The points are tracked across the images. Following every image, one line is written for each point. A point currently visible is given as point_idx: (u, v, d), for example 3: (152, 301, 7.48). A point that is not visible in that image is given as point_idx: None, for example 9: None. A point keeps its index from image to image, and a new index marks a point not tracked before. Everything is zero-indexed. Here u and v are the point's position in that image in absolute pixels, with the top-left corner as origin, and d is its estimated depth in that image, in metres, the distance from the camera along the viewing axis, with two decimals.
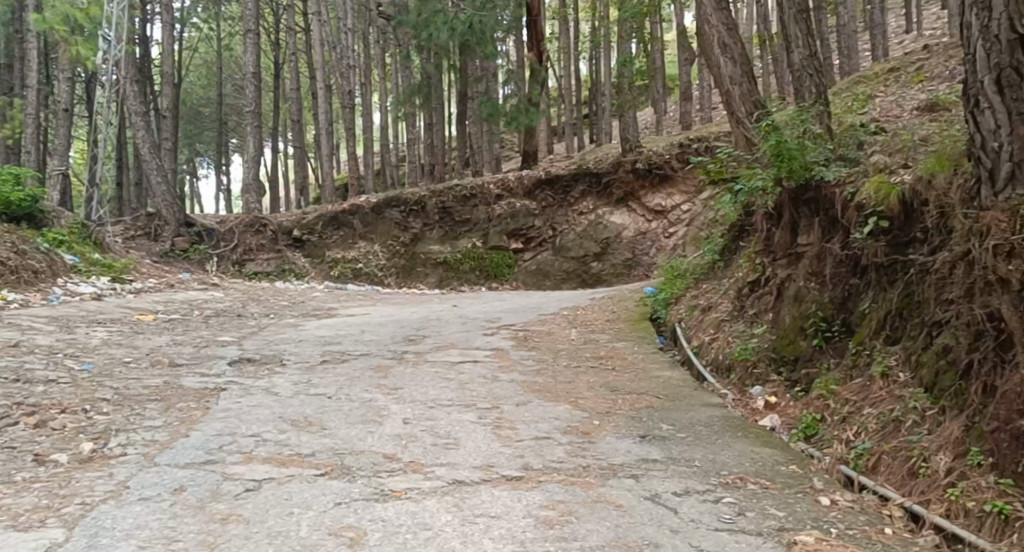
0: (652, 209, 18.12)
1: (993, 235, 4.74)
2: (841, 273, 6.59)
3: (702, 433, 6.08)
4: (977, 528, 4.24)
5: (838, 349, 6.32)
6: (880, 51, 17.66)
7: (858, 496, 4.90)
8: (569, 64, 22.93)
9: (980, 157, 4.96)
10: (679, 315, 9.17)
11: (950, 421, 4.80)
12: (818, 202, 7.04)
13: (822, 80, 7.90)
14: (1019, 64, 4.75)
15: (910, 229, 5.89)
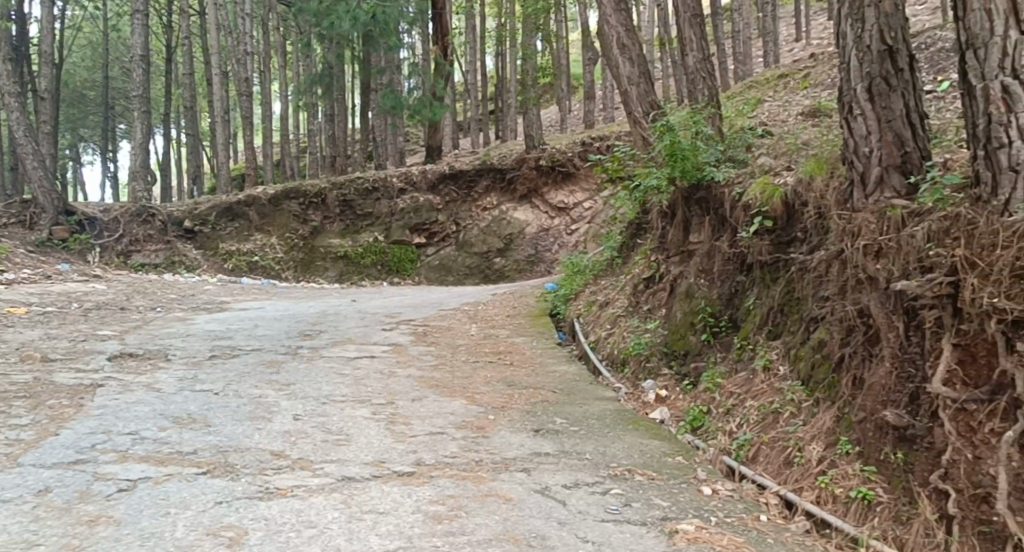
0: (556, 206, 18.41)
1: (862, 235, 4.95)
2: (729, 269, 6.85)
3: (594, 427, 6.19)
4: (843, 513, 4.46)
5: (725, 343, 6.57)
6: (772, 58, 18.36)
7: (738, 484, 5.11)
8: (475, 58, 22.89)
9: (852, 161, 5.20)
10: (577, 311, 9.33)
11: (823, 412, 5.08)
12: (708, 201, 7.27)
13: (714, 83, 8.14)
14: (887, 74, 5.04)
15: (791, 228, 6.16)
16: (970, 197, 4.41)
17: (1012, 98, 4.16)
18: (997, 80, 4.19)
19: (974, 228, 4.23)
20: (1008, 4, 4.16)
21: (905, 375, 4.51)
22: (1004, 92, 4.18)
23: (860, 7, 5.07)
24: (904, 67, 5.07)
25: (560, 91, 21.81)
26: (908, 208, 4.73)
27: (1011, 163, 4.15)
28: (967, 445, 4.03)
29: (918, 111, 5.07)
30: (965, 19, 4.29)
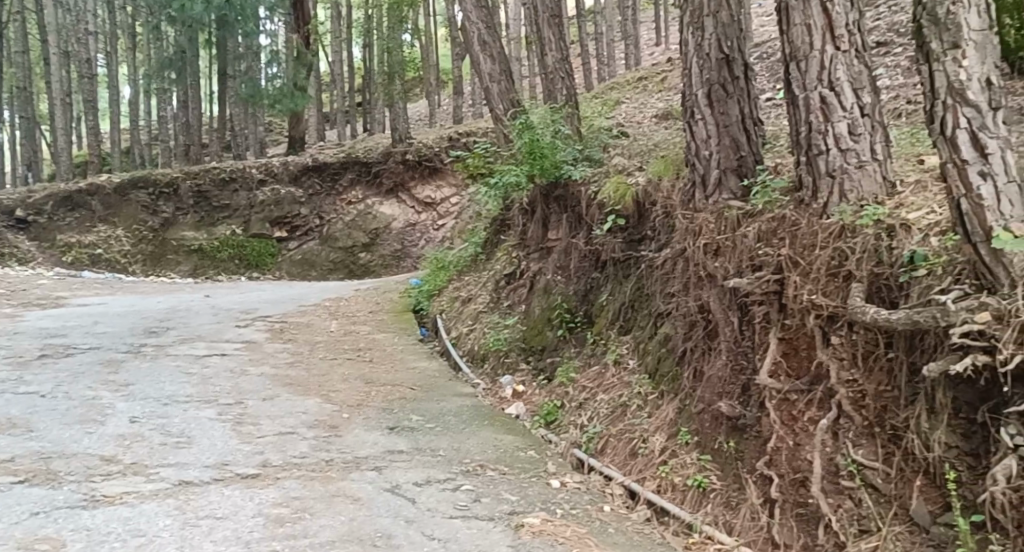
0: (423, 201, 18.31)
1: (703, 234, 5.18)
2: (584, 267, 7.01)
3: (450, 423, 6.19)
4: (681, 501, 4.69)
5: (579, 339, 6.74)
6: (632, 61, 18.95)
7: (586, 476, 5.27)
8: (341, 49, 22.43)
9: (694, 163, 5.44)
10: (440, 307, 9.33)
11: (666, 404, 5.32)
12: (566, 200, 7.40)
13: (573, 84, 8.34)
14: (724, 81, 5.38)
15: (642, 227, 6.35)
16: (794, 200, 4.69)
17: (828, 107, 4.45)
18: (816, 91, 4.48)
19: (797, 229, 4.50)
20: (825, 20, 4.45)
21: (738, 367, 4.76)
22: (822, 101, 4.47)
23: (701, 17, 5.43)
24: (740, 75, 5.41)
25: (427, 85, 21.69)
26: (743, 209, 4.99)
27: (828, 168, 4.44)
28: (789, 433, 4.30)
29: (752, 117, 5.39)
30: (788, 32, 4.57)
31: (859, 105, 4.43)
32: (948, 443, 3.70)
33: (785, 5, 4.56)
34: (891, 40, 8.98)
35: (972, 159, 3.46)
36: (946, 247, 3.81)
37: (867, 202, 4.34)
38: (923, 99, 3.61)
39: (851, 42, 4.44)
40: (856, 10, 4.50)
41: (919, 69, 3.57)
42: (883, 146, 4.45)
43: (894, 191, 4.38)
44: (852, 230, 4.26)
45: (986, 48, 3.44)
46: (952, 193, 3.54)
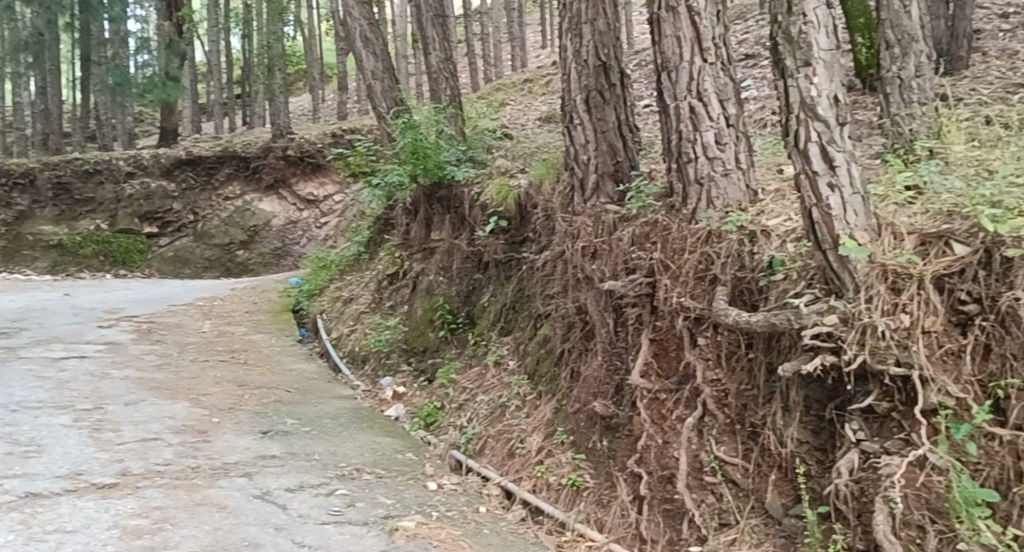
0: (304, 198, 17.89)
1: (580, 238, 5.28)
2: (467, 268, 7.02)
3: (327, 426, 6.06)
4: (555, 500, 4.79)
5: (461, 340, 6.74)
6: (518, 62, 19.11)
7: (464, 478, 5.30)
8: (219, 38, 21.61)
9: (573, 168, 5.55)
10: (321, 307, 9.13)
11: (544, 405, 5.43)
12: (449, 200, 7.38)
13: (457, 84, 8.36)
14: (602, 87, 5.51)
15: (524, 229, 6.41)
16: (665, 205, 4.85)
17: (697, 117, 4.62)
18: (685, 101, 4.64)
19: (668, 234, 4.65)
20: (693, 33, 4.61)
21: (613, 367, 4.90)
22: (691, 111, 4.63)
23: (579, 24, 5.54)
24: (616, 82, 5.55)
25: (311, 80, 21.17)
26: (618, 214, 5.12)
27: (697, 175, 4.61)
28: (658, 431, 4.44)
29: (629, 124, 5.54)
30: (660, 43, 4.72)
31: (725, 116, 4.62)
32: (800, 438, 3.93)
33: (657, 16, 4.71)
34: (759, 53, 9.45)
35: (822, 170, 3.66)
36: (801, 252, 4.02)
37: (731, 208, 4.53)
38: (779, 112, 3.79)
39: (717, 55, 4.63)
40: (722, 24, 4.68)
41: (775, 84, 3.75)
42: (747, 156, 4.65)
43: (756, 199, 4.58)
44: (717, 236, 4.44)
45: (833, 66, 3.64)
46: (804, 202, 3.73)
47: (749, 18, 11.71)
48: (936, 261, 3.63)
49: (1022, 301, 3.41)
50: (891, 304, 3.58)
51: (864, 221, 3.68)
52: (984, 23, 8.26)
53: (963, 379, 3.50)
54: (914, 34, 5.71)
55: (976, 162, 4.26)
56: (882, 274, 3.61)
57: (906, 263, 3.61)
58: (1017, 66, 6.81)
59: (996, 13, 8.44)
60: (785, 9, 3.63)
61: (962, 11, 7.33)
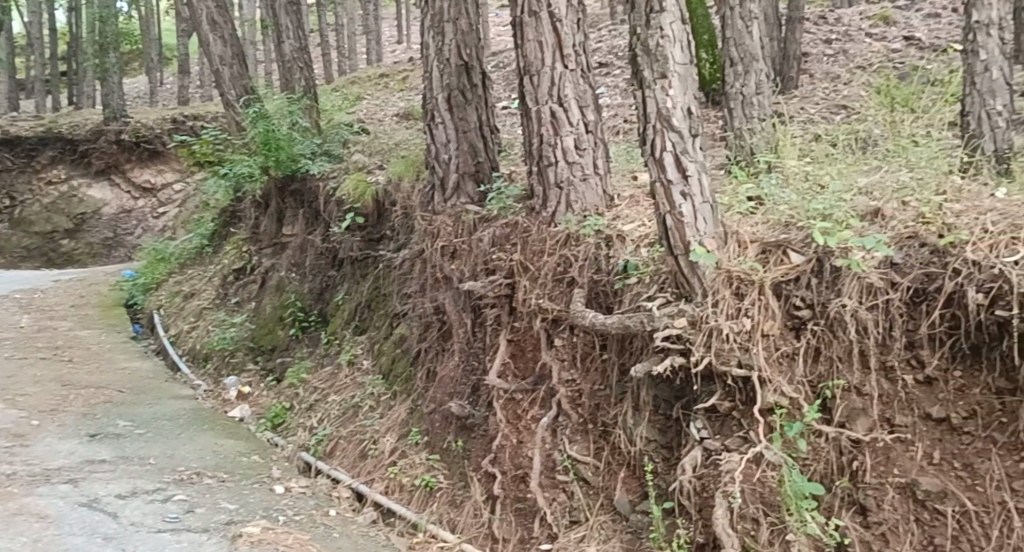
0: (140, 186, 16.65)
1: (440, 237, 5.26)
2: (320, 264, 6.82)
3: (164, 428, 5.70)
4: (408, 501, 4.76)
5: (312, 338, 6.54)
6: (374, 56, 18.76)
7: (313, 480, 5.16)
8: (43, 9, 19.90)
9: (434, 166, 5.52)
10: (158, 302, 8.58)
11: (399, 405, 5.37)
12: (302, 194, 7.14)
13: (311, 75, 8.11)
14: (464, 87, 5.50)
15: (381, 227, 6.28)
16: (526, 207, 4.92)
17: (557, 122, 4.70)
18: (546, 106, 4.72)
19: (528, 236, 4.74)
20: (555, 39, 4.68)
21: (470, 367, 4.92)
22: (551, 116, 4.71)
23: (441, 22, 5.50)
24: (478, 82, 5.56)
25: (147, 61, 19.89)
26: (479, 214, 5.15)
27: (557, 179, 4.70)
28: (513, 431, 4.49)
29: (490, 125, 5.57)
30: (522, 47, 4.75)
31: (584, 122, 4.73)
32: (649, 437, 4.08)
33: (519, 20, 4.75)
34: (612, 62, 9.76)
35: (676, 179, 3.81)
36: (654, 257, 4.16)
37: (589, 213, 4.66)
38: (636, 121, 3.90)
39: (577, 62, 4.73)
40: (582, 32, 4.78)
41: (634, 94, 3.85)
42: (604, 162, 4.78)
43: (613, 203, 4.72)
44: (575, 239, 4.56)
45: (687, 79, 3.79)
46: (659, 209, 3.88)
47: (601, 27, 12.09)
48: (775, 268, 3.88)
49: (847, 307, 3.69)
50: (735, 308, 3.80)
51: (712, 229, 3.87)
52: (811, 47, 8.90)
53: (796, 380, 3.76)
54: (754, 53, 5.91)
55: (809, 177, 4.58)
56: (727, 280, 3.82)
57: (748, 269, 3.83)
58: (840, 88, 7.42)
59: (821, 39, 9.13)
60: (644, 21, 3.74)
61: (792, 35, 7.89)
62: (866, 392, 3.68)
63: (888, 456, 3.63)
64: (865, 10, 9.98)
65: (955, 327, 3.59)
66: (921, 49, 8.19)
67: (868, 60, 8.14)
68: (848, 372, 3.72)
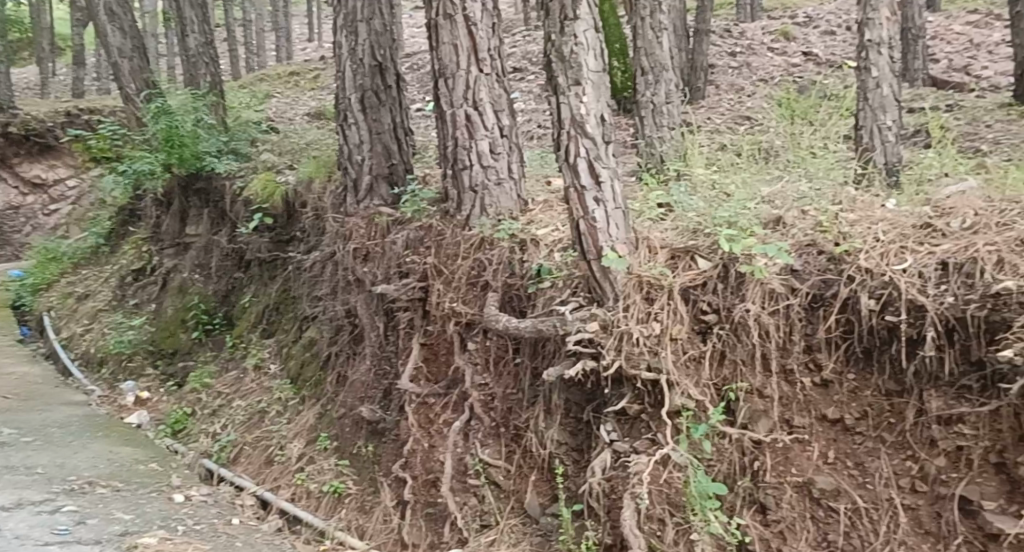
0: (29, 181, 15.65)
1: (353, 239, 5.19)
2: (227, 266, 6.63)
3: (54, 437, 5.49)
4: (315, 508, 4.69)
5: (217, 342, 6.36)
6: (283, 54, 18.31)
7: (216, 488, 5.02)
8: None
9: (346, 168, 5.45)
10: (48, 303, 8.16)
11: (307, 410, 5.27)
12: (207, 193, 6.92)
13: (218, 70, 7.86)
14: (377, 88, 5.44)
15: (290, 228, 6.12)
16: (440, 210, 4.91)
17: (472, 125, 4.70)
18: (461, 109, 4.71)
19: (442, 239, 4.73)
20: (470, 42, 4.66)
21: (382, 372, 4.88)
22: (466, 119, 4.71)
23: (354, 22, 5.39)
24: (392, 84, 5.50)
25: (38, 50, 18.85)
26: (392, 217, 5.10)
27: (472, 183, 4.72)
28: (424, 435, 4.45)
29: (404, 127, 5.53)
30: (437, 50, 4.72)
31: (499, 126, 4.75)
32: (560, 440, 4.12)
33: (434, 22, 4.70)
34: (526, 67, 9.83)
35: (589, 186, 3.86)
36: (566, 262, 4.22)
37: (504, 217, 4.69)
38: (550, 127, 3.92)
39: (492, 66, 4.73)
40: (497, 36, 4.78)
41: (548, 100, 3.87)
42: (519, 166, 4.81)
43: (527, 208, 4.75)
44: (489, 243, 4.58)
45: (600, 87, 3.83)
46: (573, 214, 3.92)
47: (516, 32, 12.17)
48: (683, 274, 3.99)
49: (751, 311, 3.83)
50: (645, 312, 3.89)
51: (623, 235, 3.95)
52: (717, 59, 9.18)
53: (702, 383, 3.87)
54: (663, 64, 5.98)
55: (716, 186, 4.72)
56: (637, 284, 3.91)
57: (658, 275, 3.92)
58: (744, 100, 7.69)
59: (727, 51, 9.42)
60: (558, 29, 3.75)
61: (699, 47, 8.13)
62: (768, 394, 3.84)
63: (786, 456, 3.77)
64: (768, 25, 10.39)
65: (849, 332, 3.77)
66: (819, 65, 8.59)
67: (770, 74, 8.47)
68: (751, 375, 3.86)
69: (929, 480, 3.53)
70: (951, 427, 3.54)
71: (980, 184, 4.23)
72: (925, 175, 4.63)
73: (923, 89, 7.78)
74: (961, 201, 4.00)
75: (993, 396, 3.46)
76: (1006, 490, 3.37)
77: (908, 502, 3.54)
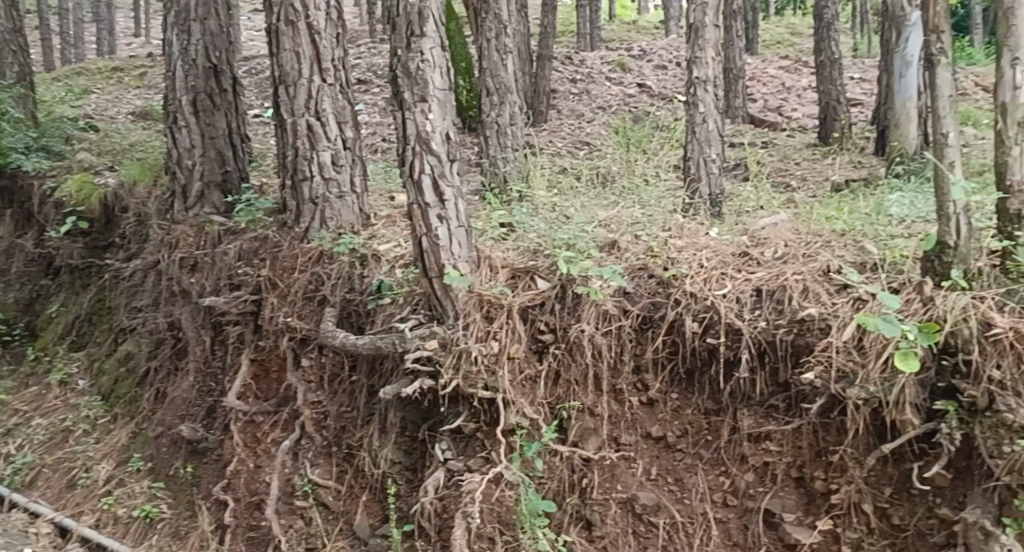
0: None
1: (180, 247, 4.92)
2: (31, 272, 6.14)
3: None
4: (122, 535, 4.43)
5: (16, 355, 5.89)
6: (107, 48, 17.05)
7: (6, 515, 4.61)
8: None
9: (175, 172, 5.18)
10: None
11: (119, 428, 4.96)
12: (10, 191, 6.27)
13: (27, 61, 7.20)
14: (211, 91, 5.19)
15: (109, 234, 5.75)
16: (277, 221, 4.75)
17: (314, 135, 4.58)
18: (302, 119, 4.57)
19: (278, 251, 4.57)
20: (313, 51, 4.54)
21: (206, 388, 4.65)
22: (308, 129, 4.58)
23: (186, 21, 5.10)
24: (227, 87, 5.26)
25: None
26: (224, 226, 4.88)
27: (312, 195, 4.60)
28: (251, 455, 4.27)
29: (239, 133, 5.31)
30: (277, 56, 4.56)
31: (342, 138, 4.66)
32: (393, 459, 4.07)
33: (275, 27, 4.54)
34: (371, 79, 9.70)
35: (432, 203, 3.83)
36: (408, 278, 4.18)
37: (344, 231, 4.61)
38: (396, 141, 3.85)
39: (336, 77, 4.63)
40: (341, 47, 4.68)
41: (393, 114, 3.80)
42: (362, 179, 4.74)
43: (369, 222, 4.69)
44: (328, 257, 4.48)
45: (446, 105, 3.80)
46: (415, 230, 3.89)
47: (360, 44, 12.01)
48: (523, 294, 4.04)
49: (586, 332, 3.96)
50: (484, 331, 3.91)
51: (466, 253, 3.96)
52: (558, 85, 9.47)
53: (537, 402, 3.95)
54: (508, 85, 6.06)
55: (556, 208, 4.85)
56: (478, 303, 3.92)
57: (498, 293, 3.96)
58: (584, 126, 7.98)
59: (568, 77, 9.73)
60: (404, 44, 3.69)
61: (542, 72, 8.36)
62: (598, 413, 3.97)
63: (613, 473, 3.92)
64: (606, 56, 10.85)
65: (674, 353, 3.99)
66: (652, 97, 9.07)
67: (608, 102, 8.84)
68: (583, 394, 3.98)
69: (739, 495, 3.77)
70: (760, 445, 3.80)
71: (790, 217, 4.60)
72: (743, 208, 4.99)
73: (743, 126, 8.39)
74: (774, 233, 4.32)
75: (796, 415, 3.75)
76: (804, 502, 3.68)
77: (720, 516, 3.77)
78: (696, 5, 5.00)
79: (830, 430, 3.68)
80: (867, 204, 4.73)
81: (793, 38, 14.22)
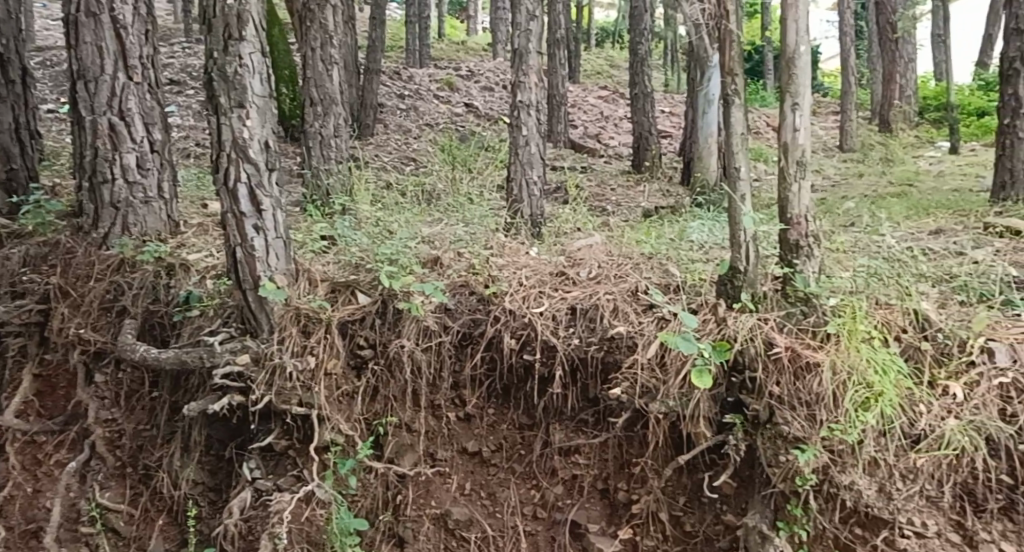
0: None
1: None
2: None
3: None
4: None
5: None
6: None
7: None
8: None
9: None
10: None
11: None
12: None
13: None
14: None
15: None
16: (71, 226, 4.41)
17: (116, 136, 4.29)
18: (103, 117, 4.27)
19: (71, 257, 4.24)
20: (117, 46, 4.27)
21: None
22: (110, 129, 4.28)
23: None
24: (16, 79, 4.83)
25: None
26: (7, 229, 4.45)
27: (112, 199, 4.31)
28: (30, 478, 3.94)
29: (29, 129, 4.90)
30: (76, 48, 4.25)
31: (149, 140, 4.39)
32: (195, 480, 3.86)
33: (74, 18, 4.24)
34: (185, 81, 9.20)
35: (248, 213, 3.67)
36: (219, 290, 3.99)
37: (149, 239, 4.36)
38: (208, 147, 3.64)
39: (144, 76, 4.36)
40: (151, 45, 4.43)
41: (207, 119, 3.60)
42: (170, 185, 4.51)
43: (177, 230, 4.47)
44: (130, 265, 4.19)
45: (266, 113, 3.66)
46: (229, 240, 3.71)
47: (172, 42, 11.37)
48: (342, 308, 3.94)
49: (405, 348, 3.93)
50: (300, 346, 3.78)
51: (283, 265, 3.82)
52: (386, 99, 9.42)
53: (354, 418, 3.87)
54: (333, 97, 5.97)
55: (379, 223, 4.81)
56: (295, 316, 3.78)
57: (317, 307, 3.83)
58: (410, 142, 8.00)
59: (395, 93, 9.70)
60: (221, 46, 3.51)
61: (369, 86, 8.28)
62: (415, 429, 3.97)
63: (427, 489, 3.93)
64: (434, 75, 10.94)
65: (491, 369, 4.06)
66: (478, 118, 9.24)
67: (434, 120, 8.92)
68: (401, 411, 3.97)
69: (548, 507, 3.90)
70: (569, 458, 3.95)
71: (603, 240, 4.83)
72: (561, 229, 5.18)
73: (564, 150, 8.74)
74: (589, 254, 4.51)
75: (603, 428, 3.93)
76: (607, 513, 3.85)
77: (529, 528, 3.88)
78: (520, 30, 5.12)
79: (633, 443, 3.88)
80: (671, 230, 5.06)
81: (610, 70, 15.01)
